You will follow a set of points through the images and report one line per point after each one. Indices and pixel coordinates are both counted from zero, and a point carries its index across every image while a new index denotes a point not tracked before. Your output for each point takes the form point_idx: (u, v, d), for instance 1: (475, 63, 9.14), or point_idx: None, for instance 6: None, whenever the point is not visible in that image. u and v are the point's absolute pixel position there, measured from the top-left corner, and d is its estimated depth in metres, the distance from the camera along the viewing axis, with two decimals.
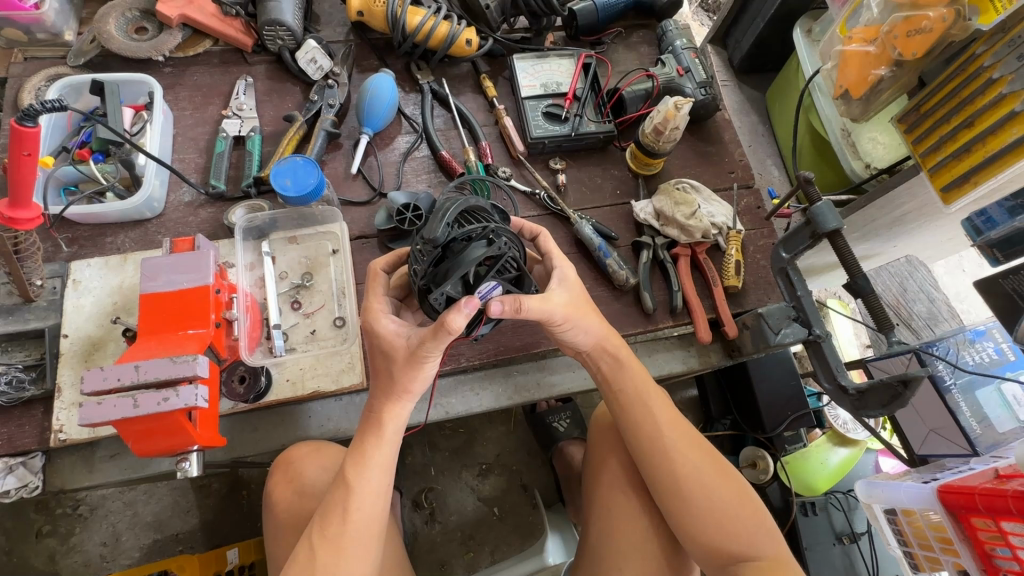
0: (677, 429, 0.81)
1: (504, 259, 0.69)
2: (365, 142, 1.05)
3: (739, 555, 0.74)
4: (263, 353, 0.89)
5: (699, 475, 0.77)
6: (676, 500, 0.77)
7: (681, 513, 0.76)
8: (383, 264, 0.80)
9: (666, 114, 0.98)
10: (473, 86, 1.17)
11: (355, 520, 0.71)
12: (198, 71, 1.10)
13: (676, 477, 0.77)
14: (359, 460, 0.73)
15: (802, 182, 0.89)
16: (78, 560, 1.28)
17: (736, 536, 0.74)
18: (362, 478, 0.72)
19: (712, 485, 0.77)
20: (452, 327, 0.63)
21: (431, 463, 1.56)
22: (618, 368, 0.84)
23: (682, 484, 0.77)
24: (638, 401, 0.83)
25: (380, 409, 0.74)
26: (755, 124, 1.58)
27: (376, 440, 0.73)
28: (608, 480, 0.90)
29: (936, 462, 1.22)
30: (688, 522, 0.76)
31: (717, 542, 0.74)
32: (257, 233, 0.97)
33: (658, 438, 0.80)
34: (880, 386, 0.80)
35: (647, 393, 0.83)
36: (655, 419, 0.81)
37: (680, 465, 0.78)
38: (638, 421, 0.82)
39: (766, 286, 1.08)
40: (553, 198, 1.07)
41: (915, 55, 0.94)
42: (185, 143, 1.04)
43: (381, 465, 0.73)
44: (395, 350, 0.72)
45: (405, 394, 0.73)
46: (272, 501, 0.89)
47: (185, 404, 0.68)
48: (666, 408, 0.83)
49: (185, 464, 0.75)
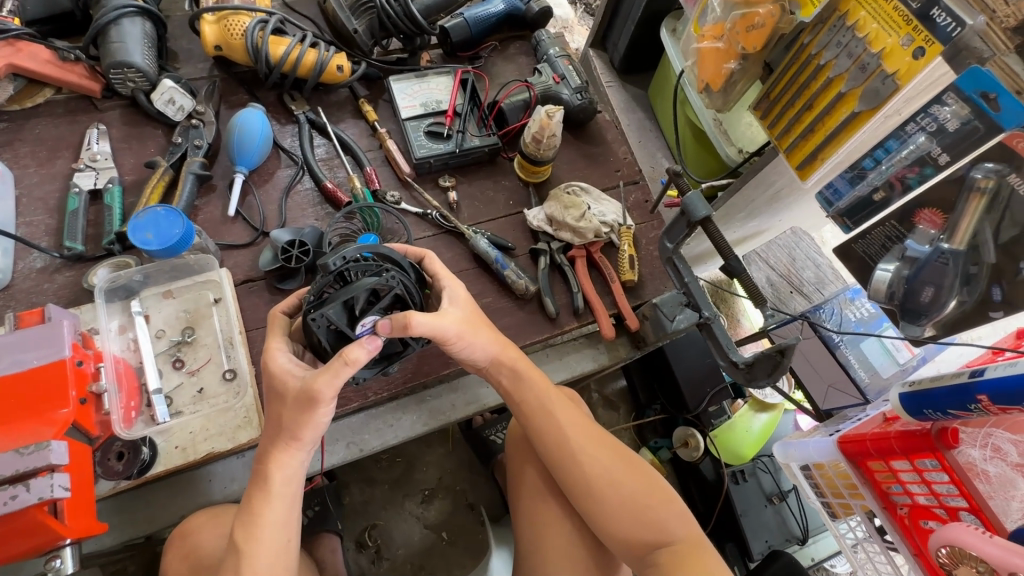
0: (582, 430, 0.83)
1: (392, 295, 0.70)
2: (240, 181, 1.00)
3: (655, 543, 0.75)
4: (144, 422, 0.82)
5: (607, 472, 0.79)
6: (588, 500, 0.78)
7: (595, 512, 0.78)
8: (285, 305, 0.78)
9: (541, 123, 1.00)
10: (353, 111, 1.15)
11: None
12: (40, 123, 1.00)
13: (586, 477, 0.79)
14: (251, 524, 0.69)
15: (672, 176, 0.94)
16: None
17: (650, 525, 0.76)
18: (257, 541, 0.68)
19: (621, 480, 0.79)
20: (350, 357, 0.64)
21: (371, 499, 1.51)
22: (518, 379, 0.85)
23: (592, 485, 0.78)
24: (542, 411, 0.84)
25: (268, 458, 0.70)
26: (643, 121, 1.66)
27: (265, 496, 0.70)
28: (529, 492, 0.90)
29: (839, 414, 1.32)
30: (603, 520, 0.77)
31: (632, 533, 0.76)
32: (124, 293, 0.89)
33: (565, 442, 0.81)
34: (763, 356, 0.86)
35: (549, 399, 0.84)
36: (559, 425, 0.82)
37: (589, 466, 0.79)
38: (543, 430, 0.83)
39: (662, 276, 1.12)
40: (446, 216, 1.06)
41: (756, 48, 1.02)
42: (32, 204, 0.94)
43: (275, 522, 0.69)
44: (287, 391, 0.69)
45: (290, 440, 0.70)
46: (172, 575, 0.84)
47: (41, 498, 0.61)
48: (571, 412, 0.85)
49: (57, 561, 0.67)
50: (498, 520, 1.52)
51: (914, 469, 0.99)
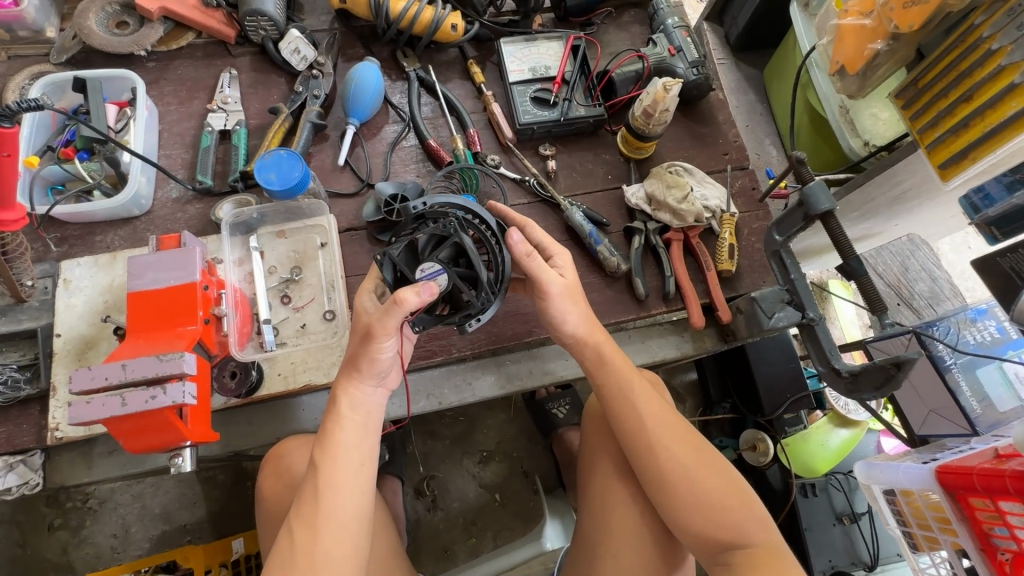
0: (664, 422, 0.80)
1: (452, 246, 0.71)
2: (351, 133, 1.04)
3: (729, 543, 0.74)
4: (254, 348, 0.90)
5: (686, 469, 0.77)
6: (663, 493, 0.77)
7: (669, 505, 0.76)
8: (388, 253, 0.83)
9: (655, 96, 0.96)
10: (461, 71, 1.15)
11: (326, 501, 0.70)
12: (182, 64, 1.09)
13: (662, 471, 0.77)
14: (330, 448, 0.73)
15: (795, 161, 0.85)
16: (90, 551, 1.42)
17: (725, 526, 0.74)
18: (334, 465, 0.72)
19: (699, 478, 0.76)
20: (401, 299, 0.66)
21: (432, 451, 1.58)
22: (603, 362, 0.84)
23: (668, 480, 0.77)
24: (625, 400, 0.82)
25: (337, 388, 0.75)
26: (753, 103, 1.56)
27: (340, 425, 0.74)
28: (598, 470, 0.91)
29: (936, 442, 1.21)
30: (678, 514, 0.76)
31: (705, 529, 0.75)
32: (244, 228, 0.96)
33: (646, 432, 0.79)
34: (873, 368, 0.79)
35: (630, 386, 0.83)
36: (639, 414, 0.81)
37: (666, 462, 0.77)
38: (621, 416, 0.82)
39: (761, 269, 1.06)
40: (543, 184, 1.05)
41: (912, 27, 0.91)
42: (172, 139, 1.03)
43: (349, 448, 0.73)
44: (358, 325, 0.76)
45: (358, 369, 0.74)
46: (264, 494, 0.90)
47: (174, 402, 0.68)
48: (655, 402, 0.82)
49: (179, 459, 0.76)
50: (552, 491, 1.55)
51: None
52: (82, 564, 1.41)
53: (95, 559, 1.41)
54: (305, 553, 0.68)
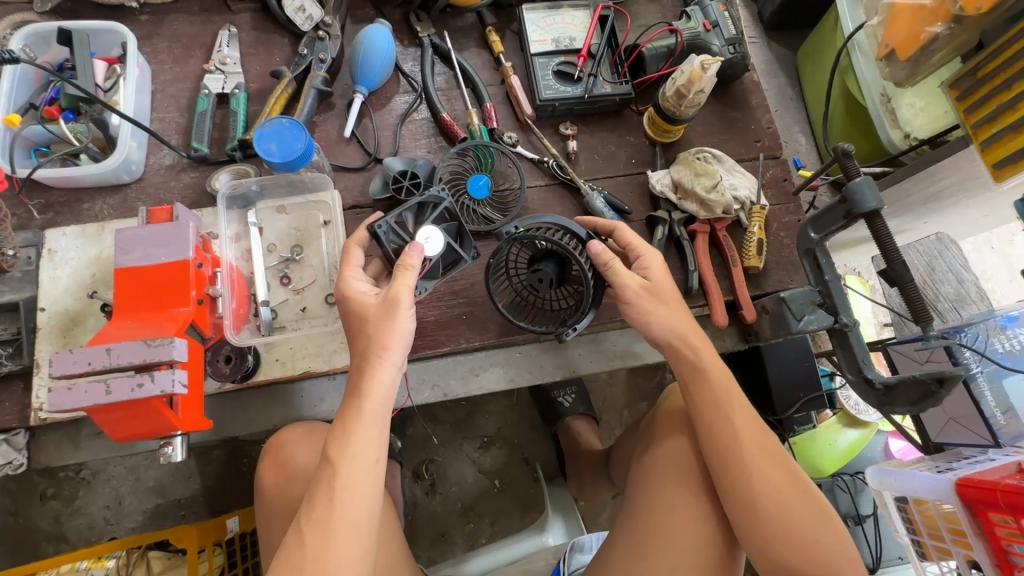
0: (760, 439, 0.75)
1: (441, 208, 0.78)
2: (359, 102, 0.97)
3: (812, 573, 0.71)
4: (250, 331, 0.85)
5: (781, 496, 0.72)
6: (750, 515, 0.72)
7: (756, 529, 0.72)
8: (355, 240, 0.78)
9: (691, 76, 0.89)
10: (478, 39, 1.07)
11: (342, 498, 0.66)
12: (177, 19, 1.00)
13: (756, 496, 0.72)
14: (342, 439, 0.68)
15: (841, 155, 0.77)
16: (83, 521, 1.40)
17: (814, 558, 0.71)
18: (349, 458, 0.67)
19: (795, 507, 0.72)
20: (408, 262, 0.71)
21: (432, 435, 1.54)
22: (699, 369, 0.78)
23: (759, 502, 0.72)
24: (720, 412, 0.76)
25: (363, 376, 0.69)
26: (783, 87, 1.47)
27: (357, 416, 0.68)
28: (659, 477, 0.83)
29: (953, 452, 1.17)
30: (764, 541, 0.72)
31: (790, 557, 0.71)
32: (242, 202, 0.89)
33: (742, 449, 0.74)
34: (910, 382, 0.74)
35: (729, 401, 0.77)
36: (737, 431, 0.75)
37: (761, 484, 0.72)
38: (717, 430, 0.75)
39: (788, 267, 1.01)
40: (563, 166, 0.99)
41: (978, 10, 0.83)
42: (165, 101, 0.96)
43: (367, 441, 0.68)
44: (366, 310, 0.72)
45: (380, 348, 0.69)
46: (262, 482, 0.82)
47: (162, 391, 0.63)
48: (751, 417, 0.77)
49: (169, 449, 0.71)
50: (552, 479, 1.53)
51: None
52: (75, 535, 1.39)
53: (88, 529, 1.39)
54: (316, 554, 0.64)
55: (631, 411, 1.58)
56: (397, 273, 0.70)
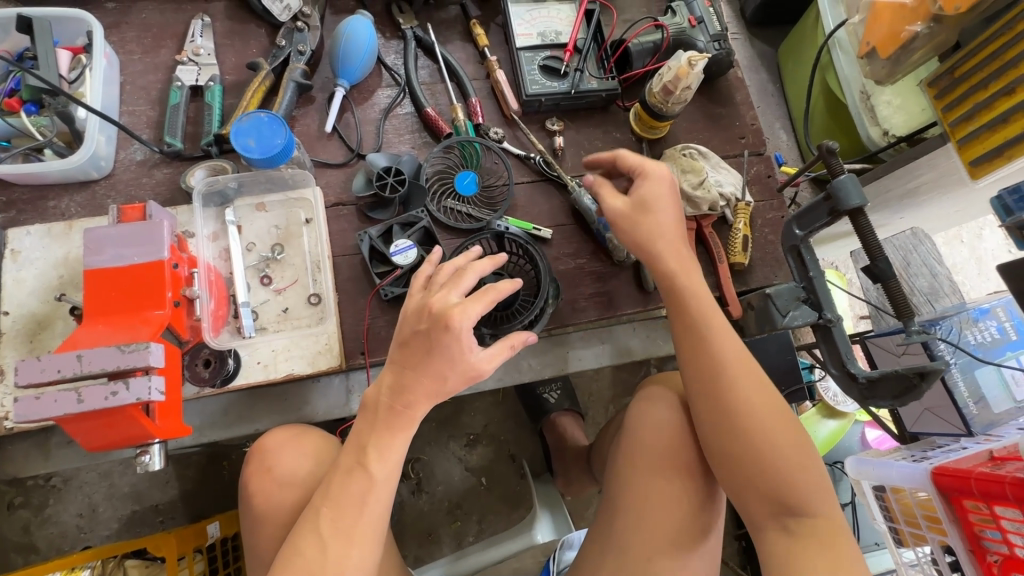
0: (765, 404, 0.68)
1: (419, 229, 0.88)
2: (340, 96, 0.94)
3: (788, 506, 0.66)
4: (230, 333, 0.81)
5: (760, 421, 0.68)
6: (729, 440, 0.68)
7: (731, 455, 0.68)
8: (506, 289, 0.66)
9: (678, 72, 0.88)
10: (462, 32, 1.04)
11: (372, 508, 0.63)
12: (146, 8, 0.96)
13: (735, 419, 0.68)
14: (384, 448, 0.64)
15: (825, 152, 0.78)
16: (55, 530, 1.35)
17: (791, 490, 0.66)
18: (382, 467, 0.64)
19: (775, 436, 0.67)
20: (517, 337, 0.68)
21: (418, 433, 1.53)
22: (697, 330, 0.73)
23: (739, 421, 0.68)
24: (700, 332, 0.73)
25: (414, 400, 0.64)
26: (764, 84, 1.49)
27: (403, 424, 0.65)
28: (648, 411, 0.83)
29: (927, 441, 1.21)
30: (740, 467, 0.68)
31: (767, 487, 0.67)
32: (219, 199, 0.86)
33: (741, 417, 0.68)
34: (893, 376, 0.75)
35: (712, 323, 0.73)
36: (718, 351, 0.71)
37: (740, 406, 0.68)
38: (698, 348, 0.72)
39: (773, 263, 1.02)
40: (549, 162, 0.97)
41: (957, 10, 0.85)
42: (135, 93, 0.92)
43: (400, 452, 0.65)
44: (462, 361, 0.63)
45: (441, 393, 0.65)
46: (246, 495, 0.77)
47: (137, 398, 0.60)
48: (756, 381, 0.70)
49: (146, 457, 0.68)
50: (538, 476, 1.53)
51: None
52: (46, 544, 1.34)
53: (60, 538, 1.35)
54: (335, 560, 0.60)
55: (617, 405, 1.59)
56: (504, 347, 0.66)
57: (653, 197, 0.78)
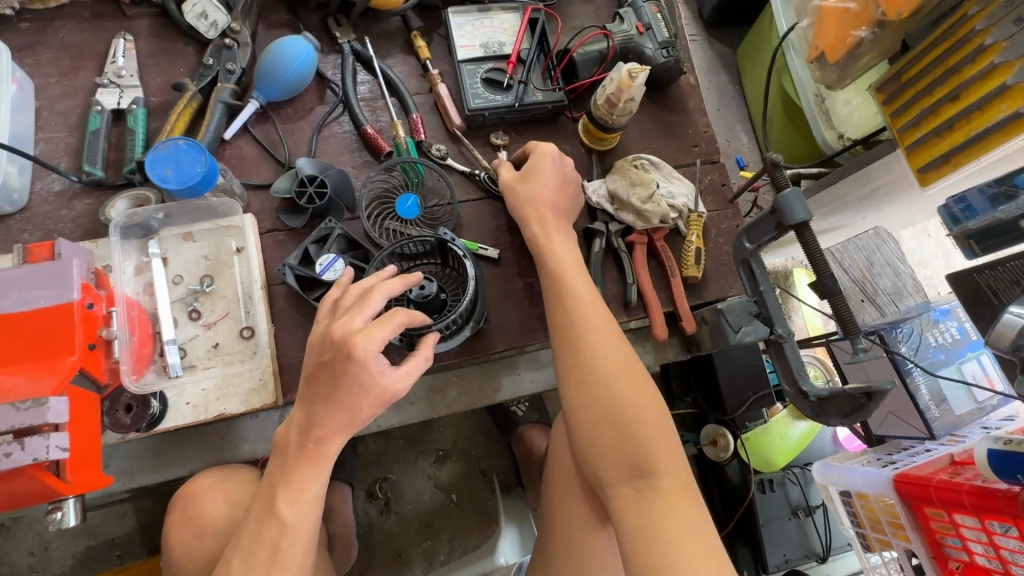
0: (621, 377, 0.73)
1: (336, 237, 0.85)
2: (254, 109, 0.90)
3: (632, 464, 0.69)
4: (156, 373, 0.77)
5: (609, 379, 0.73)
6: (584, 399, 0.74)
7: (586, 413, 0.73)
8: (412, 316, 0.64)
9: (620, 84, 0.85)
10: (403, 45, 1.01)
11: (288, 556, 0.61)
12: (63, 27, 0.91)
13: (585, 377, 0.74)
14: (294, 492, 0.62)
15: (769, 165, 0.76)
16: (4, 571, 1.29)
17: (633, 450, 0.69)
18: (295, 513, 0.62)
19: (621, 393, 0.72)
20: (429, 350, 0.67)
21: (385, 451, 1.50)
22: (563, 315, 0.78)
23: (591, 378, 0.74)
24: (564, 298, 0.79)
25: (320, 436, 0.62)
26: (725, 85, 1.47)
27: (309, 463, 0.63)
28: None
29: (892, 444, 1.21)
30: (591, 423, 0.72)
31: (613, 445, 0.70)
32: (141, 231, 0.81)
33: (602, 394, 0.72)
34: (843, 395, 0.74)
35: (578, 292, 0.80)
36: (576, 315, 0.78)
37: (594, 364, 0.74)
38: (562, 316, 0.79)
39: (729, 274, 1.00)
40: (495, 179, 0.94)
41: (899, 15, 0.83)
42: (53, 119, 0.87)
43: (316, 494, 0.63)
44: (375, 388, 0.61)
45: (353, 423, 0.63)
46: (169, 546, 0.73)
47: (35, 459, 0.56)
48: (616, 358, 0.75)
49: (59, 514, 0.64)
50: (509, 490, 1.50)
51: (983, 528, 0.90)
52: None
53: None
54: None
55: None
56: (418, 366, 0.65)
57: (536, 167, 0.87)
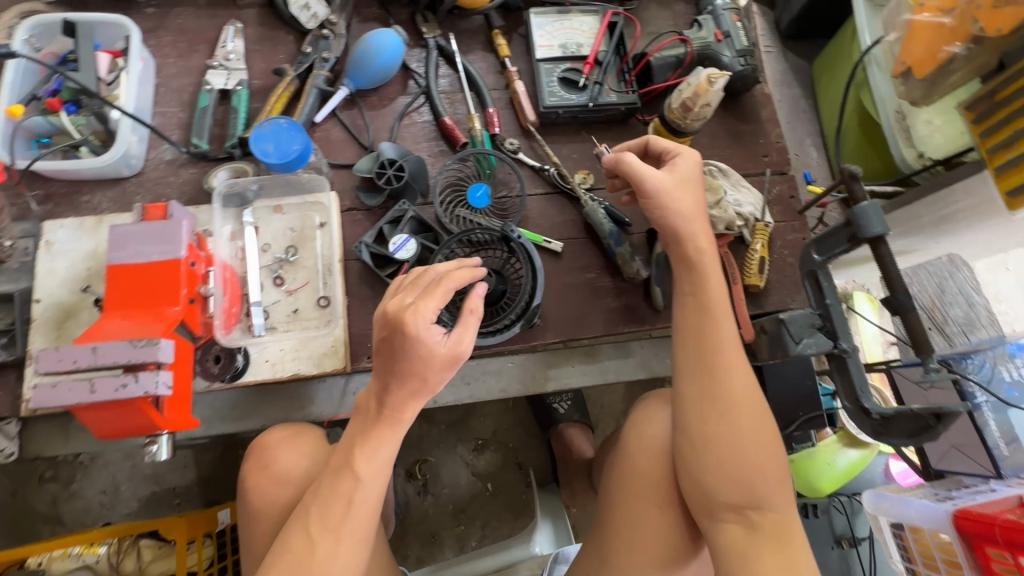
0: (752, 404, 0.73)
1: (408, 219, 0.90)
2: (343, 95, 0.96)
3: (749, 494, 0.70)
4: (241, 330, 0.84)
5: (743, 405, 0.73)
6: (716, 420, 0.72)
7: (714, 436, 0.72)
8: (458, 280, 0.64)
9: (697, 89, 0.87)
10: (484, 42, 1.05)
11: (359, 509, 0.66)
12: (183, 13, 1.00)
13: (721, 399, 0.72)
14: (369, 449, 0.67)
15: (847, 177, 0.76)
16: (79, 505, 1.42)
17: (751, 479, 0.70)
18: (368, 469, 0.67)
19: (751, 422, 0.72)
20: (474, 305, 0.67)
21: (427, 434, 1.54)
22: (701, 336, 0.75)
23: (727, 401, 0.72)
24: (704, 311, 0.76)
25: (398, 405, 0.66)
26: (796, 98, 1.45)
27: (389, 427, 0.68)
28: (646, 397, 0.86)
29: (953, 480, 1.14)
30: (717, 447, 0.71)
31: (735, 472, 0.70)
32: (238, 201, 0.89)
33: (730, 418, 0.72)
34: (908, 415, 0.73)
35: (716, 306, 0.76)
36: (719, 332, 0.75)
37: (733, 388, 0.73)
38: (700, 330, 0.75)
39: (791, 286, 0.99)
40: (563, 175, 0.97)
41: (1000, 31, 0.83)
42: (168, 95, 0.96)
43: (388, 455, 0.68)
44: (432, 358, 0.63)
45: (424, 391, 0.66)
46: (245, 490, 0.79)
47: (145, 392, 0.63)
48: (750, 390, 0.73)
49: (154, 447, 0.72)
50: (544, 486, 1.52)
51: None
52: (71, 518, 1.41)
53: (84, 513, 1.41)
54: (323, 558, 0.64)
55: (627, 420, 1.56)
56: (466, 323, 0.65)
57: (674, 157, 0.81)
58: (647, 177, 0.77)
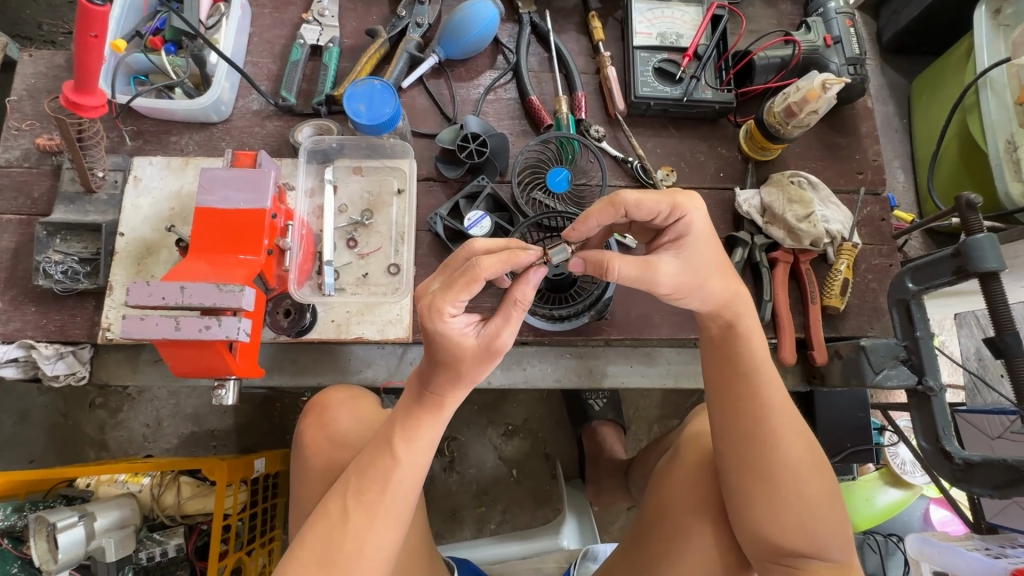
0: (806, 468, 0.66)
1: (484, 195, 0.88)
2: (432, 63, 0.95)
3: (806, 554, 0.65)
4: (311, 288, 0.84)
5: (796, 470, 0.65)
6: (764, 487, 0.65)
7: (763, 501, 0.66)
8: (491, 273, 0.55)
9: (808, 94, 0.83)
10: (578, 24, 1.02)
11: (395, 490, 0.63)
12: None
13: (771, 465, 0.66)
14: (410, 432, 0.64)
15: (963, 206, 0.72)
16: (124, 434, 1.47)
17: (810, 539, 0.65)
18: (409, 451, 0.64)
19: (807, 482, 0.65)
20: (520, 297, 0.58)
21: (459, 413, 1.55)
22: (748, 400, 0.68)
23: (776, 468, 0.65)
24: (749, 372, 0.69)
25: (442, 392, 0.62)
26: (889, 117, 1.37)
27: (430, 414, 0.64)
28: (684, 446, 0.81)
29: (1007, 536, 1.09)
30: (768, 513, 0.66)
31: (790, 537, 0.65)
32: (321, 157, 0.89)
33: (783, 485, 0.65)
34: (999, 464, 0.67)
35: (761, 367, 0.69)
36: (764, 396, 0.68)
37: (781, 454, 0.66)
38: (744, 393, 0.68)
39: (870, 313, 0.94)
40: (646, 169, 0.94)
41: None
42: (260, 46, 0.96)
43: (431, 439, 0.65)
44: (462, 352, 0.58)
45: (462, 380, 0.61)
46: (299, 445, 0.81)
47: (226, 336, 0.64)
48: (803, 453, 0.66)
49: (222, 391, 0.73)
50: (569, 479, 1.51)
51: None
52: (115, 445, 1.47)
53: (127, 442, 1.47)
54: (355, 533, 0.61)
55: (661, 426, 1.54)
56: (508, 313, 0.58)
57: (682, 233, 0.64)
58: (660, 278, 0.62)
